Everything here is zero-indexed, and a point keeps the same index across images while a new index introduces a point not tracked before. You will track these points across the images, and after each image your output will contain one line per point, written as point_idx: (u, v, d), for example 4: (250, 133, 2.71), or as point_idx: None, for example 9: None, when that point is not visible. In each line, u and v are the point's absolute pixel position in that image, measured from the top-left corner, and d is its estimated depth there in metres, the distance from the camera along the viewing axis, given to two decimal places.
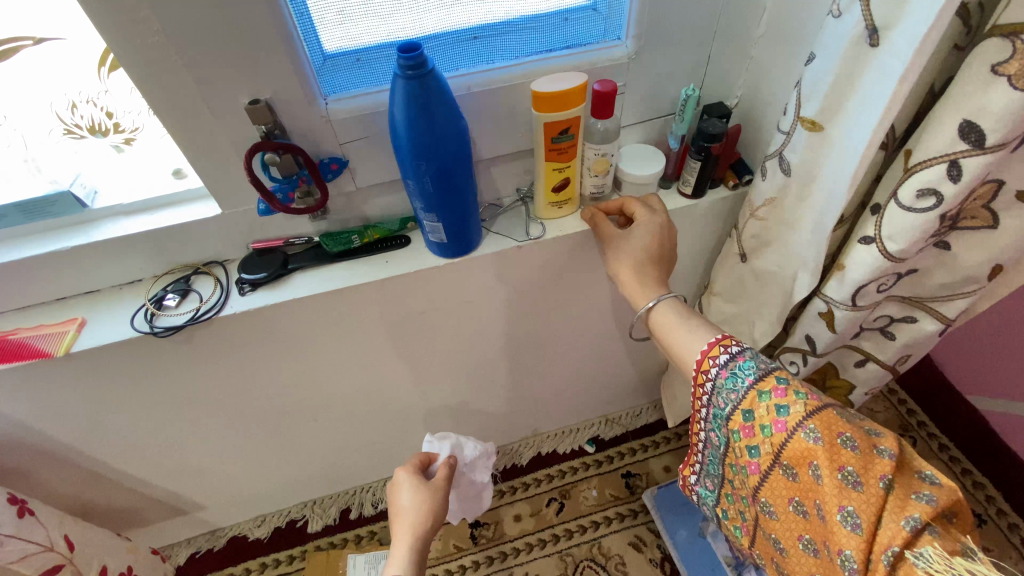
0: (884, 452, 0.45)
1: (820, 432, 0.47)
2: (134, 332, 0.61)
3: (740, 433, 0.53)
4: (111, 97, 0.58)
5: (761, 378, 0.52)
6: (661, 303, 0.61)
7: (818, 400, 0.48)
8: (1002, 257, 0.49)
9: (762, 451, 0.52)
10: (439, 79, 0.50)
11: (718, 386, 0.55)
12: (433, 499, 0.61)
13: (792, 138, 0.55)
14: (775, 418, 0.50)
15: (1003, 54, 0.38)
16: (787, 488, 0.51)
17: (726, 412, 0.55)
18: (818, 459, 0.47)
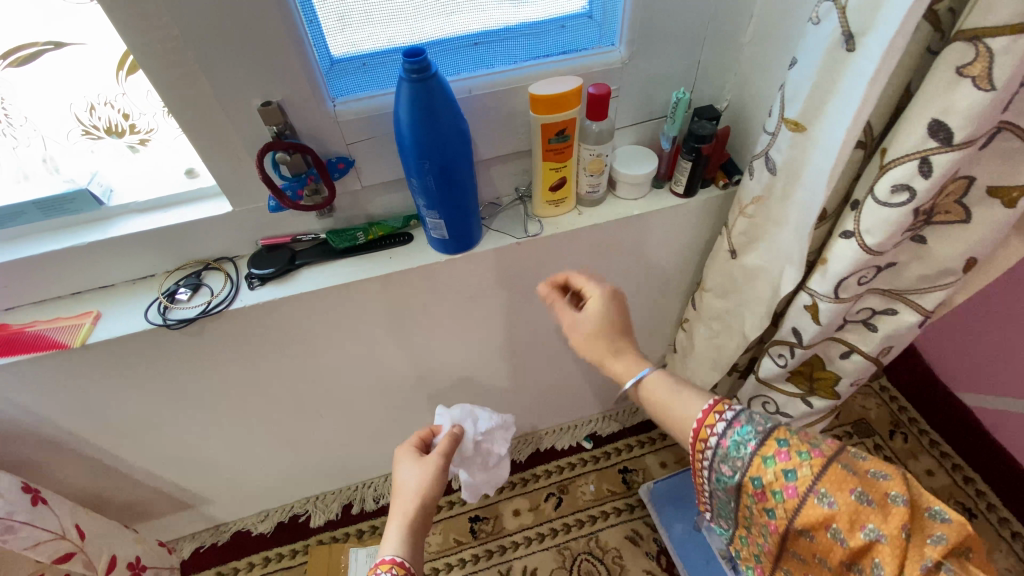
0: (897, 499, 0.44)
1: (834, 495, 0.45)
2: (148, 324, 0.63)
3: (752, 499, 0.49)
4: (128, 99, 0.61)
5: (763, 442, 0.49)
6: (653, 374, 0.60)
7: (823, 458, 0.46)
8: (975, 250, 0.52)
9: (775, 516, 0.48)
10: (441, 82, 0.53)
11: (721, 454, 0.51)
12: (428, 477, 0.63)
13: (777, 138, 0.58)
14: (786, 485, 0.47)
15: (966, 57, 0.40)
16: (805, 550, 0.48)
17: (732, 480, 0.51)
18: (838, 522, 0.44)
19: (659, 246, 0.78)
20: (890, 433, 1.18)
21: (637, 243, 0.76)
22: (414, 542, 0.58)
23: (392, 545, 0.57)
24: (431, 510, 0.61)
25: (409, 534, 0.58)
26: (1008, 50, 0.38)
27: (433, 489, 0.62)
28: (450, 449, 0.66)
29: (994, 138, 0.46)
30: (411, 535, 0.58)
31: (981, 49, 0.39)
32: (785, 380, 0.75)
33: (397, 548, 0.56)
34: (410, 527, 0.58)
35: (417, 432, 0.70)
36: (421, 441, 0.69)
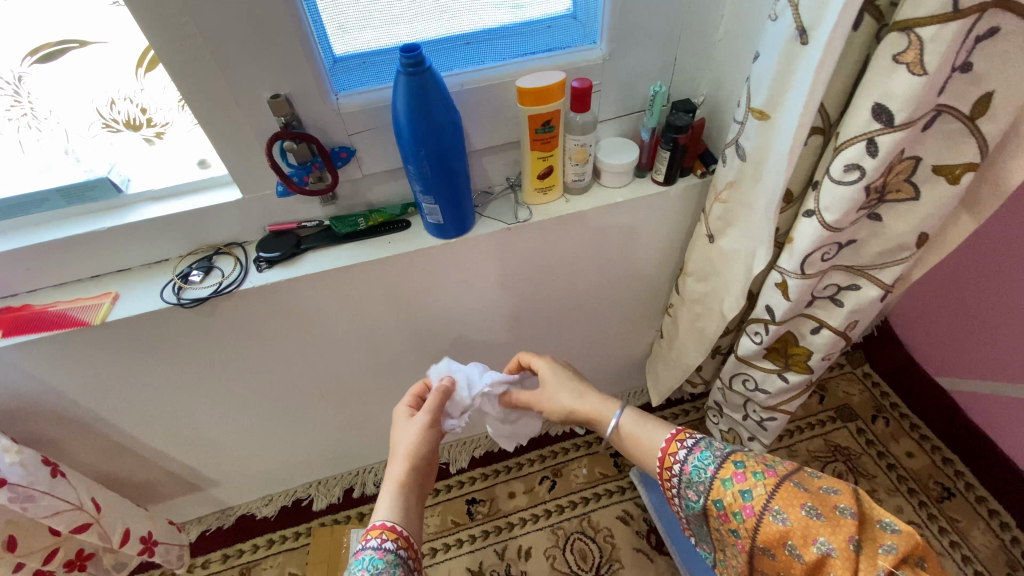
0: (845, 511, 0.47)
1: (786, 511, 0.49)
2: (164, 303, 0.68)
3: (719, 519, 0.55)
4: (146, 94, 0.66)
5: (720, 466, 0.56)
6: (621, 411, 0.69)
7: (774, 477, 0.52)
8: (925, 226, 0.57)
9: (741, 535, 0.53)
10: (435, 75, 0.58)
11: (686, 480, 0.58)
12: (416, 437, 0.67)
13: (745, 126, 0.63)
14: (742, 504, 0.52)
15: (900, 46, 0.45)
16: (772, 567, 0.52)
17: (700, 504, 0.57)
18: (793, 538, 0.48)
19: (643, 233, 0.83)
20: (872, 417, 1.22)
21: (622, 229, 0.81)
22: (405, 505, 0.62)
23: (384, 511, 0.60)
24: (422, 469, 0.66)
25: (399, 496, 0.62)
26: (935, 38, 0.43)
27: (420, 449, 0.66)
28: (437, 407, 0.70)
29: (935, 120, 0.50)
30: (401, 498, 0.62)
31: (914, 38, 0.44)
32: (763, 357, 0.80)
33: (388, 514, 0.60)
34: (399, 490, 0.62)
35: (411, 391, 0.75)
36: (416, 398, 0.74)
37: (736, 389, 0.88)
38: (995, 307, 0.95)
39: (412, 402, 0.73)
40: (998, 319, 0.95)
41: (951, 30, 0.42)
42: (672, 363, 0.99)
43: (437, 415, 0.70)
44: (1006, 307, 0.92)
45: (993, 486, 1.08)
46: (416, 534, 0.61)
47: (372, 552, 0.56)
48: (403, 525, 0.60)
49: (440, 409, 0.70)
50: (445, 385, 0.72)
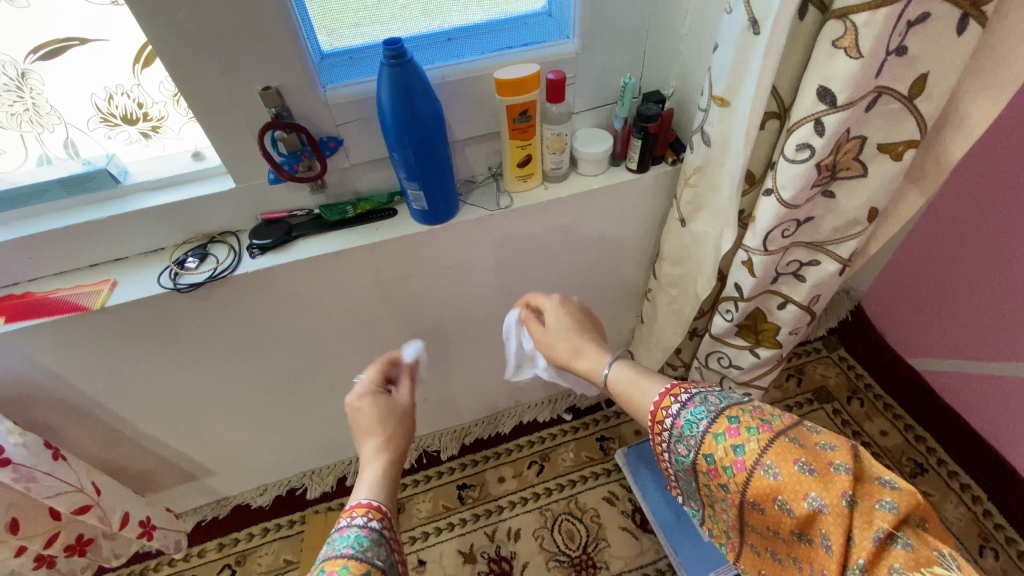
0: (840, 468, 0.46)
1: (778, 467, 0.48)
2: (161, 288, 0.71)
3: (709, 473, 0.54)
4: (142, 90, 0.69)
5: (714, 421, 0.54)
6: (615, 363, 0.69)
7: (769, 432, 0.50)
8: (875, 201, 0.62)
9: (731, 489, 0.53)
10: (416, 66, 0.62)
11: (677, 434, 0.57)
12: (393, 428, 0.68)
13: (709, 113, 0.67)
14: (732, 459, 0.51)
15: (838, 32, 0.50)
16: (762, 520, 0.52)
17: (690, 457, 0.56)
18: (783, 494, 0.48)
19: (620, 219, 0.87)
20: (847, 399, 1.27)
21: (600, 215, 0.85)
22: (384, 486, 0.61)
23: (366, 489, 0.59)
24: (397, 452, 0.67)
25: (382, 475, 0.62)
26: (868, 24, 0.47)
27: (396, 435, 0.67)
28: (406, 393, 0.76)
29: (877, 101, 0.54)
30: (382, 477, 0.62)
31: (849, 24, 0.49)
32: (735, 335, 0.84)
33: (370, 493, 0.59)
34: (383, 470, 0.62)
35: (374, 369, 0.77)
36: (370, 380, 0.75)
37: (713, 367, 0.92)
38: (959, 284, 1.00)
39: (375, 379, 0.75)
40: (962, 295, 1.00)
41: (881, 15, 0.47)
42: (652, 346, 1.03)
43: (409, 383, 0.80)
44: (968, 283, 0.98)
45: (964, 461, 1.12)
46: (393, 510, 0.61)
47: (357, 530, 0.54)
48: (383, 502, 0.59)
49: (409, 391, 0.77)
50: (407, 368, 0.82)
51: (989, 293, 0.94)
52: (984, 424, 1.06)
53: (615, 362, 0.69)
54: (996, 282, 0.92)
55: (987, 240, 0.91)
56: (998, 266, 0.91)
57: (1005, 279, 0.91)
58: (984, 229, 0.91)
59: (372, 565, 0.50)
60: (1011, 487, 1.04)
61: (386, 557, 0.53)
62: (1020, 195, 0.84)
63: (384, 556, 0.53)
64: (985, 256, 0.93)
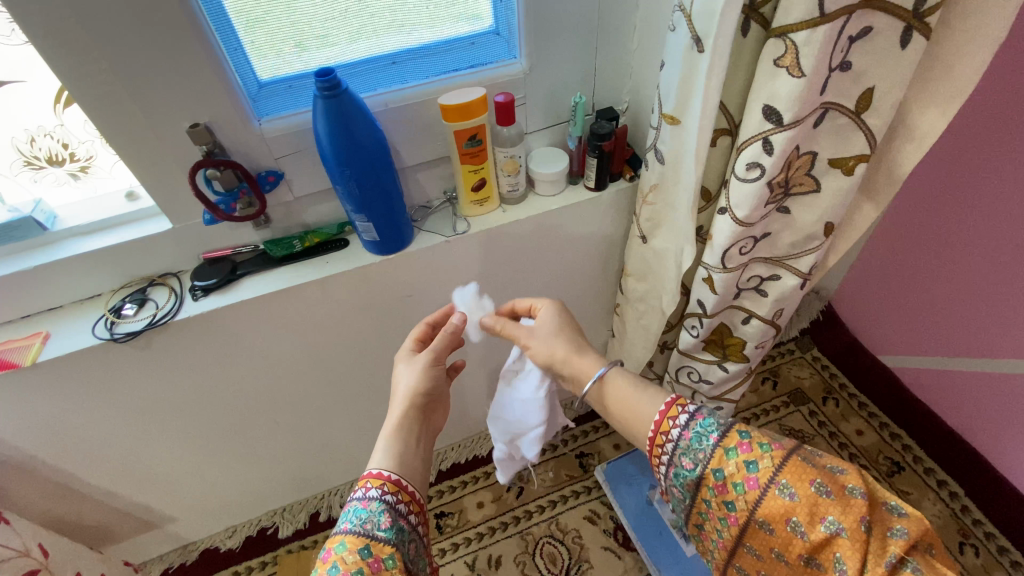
0: (854, 491, 0.47)
1: (794, 487, 0.48)
2: (96, 339, 0.67)
3: (713, 491, 0.53)
4: (66, 129, 0.64)
5: (725, 435, 0.53)
6: (610, 372, 0.65)
7: (782, 450, 0.50)
8: (830, 216, 0.61)
9: (737, 508, 0.52)
10: (353, 97, 0.59)
11: (684, 446, 0.55)
12: (414, 381, 0.67)
13: (661, 131, 0.65)
14: (746, 476, 0.50)
15: (779, 51, 0.48)
16: (764, 542, 0.51)
17: (695, 473, 0.54)
18: (798, 514, 0.48)
19: (582, 237, 0.85)
20: (822, 399, 1.27)
21: (560, 235, 0.83)
22: (399, 456, 0.60)
23: (378, 458, 0.59)
24: (419, 410, 0.66)
25: (393, 441, 0.61)
26: (808, 42, 0.46)
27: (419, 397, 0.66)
28: (441, 348, 0.69)
29: (825, 117, 0.53)
30: (396, 444, 0.61)
31: (789, 43, 0.47)
32: (702, 350, 0.83)
33: (381, 464, 0.58)
34: (393, 433, 0.62)
35: (414, 331, 0.72)
36: (418, 341, 0.72)
37: (683, 381, 0.91)
38: (931, 284, 0.99)
39: (416, 344, 0.72)
40: (935, 295, 0.99)
41: (821, 34, 0.45)
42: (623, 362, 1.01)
43: (440, 355, 0.69)
44: (939, 282, 0.97)
45: (938, 457, 1.13)
46: (420, 489, 0.60)
47: (356, 503, 0.54)
48: (402, 475, 0.58)
49: (443, 348, 0.69)
50: (452, 327, 0.70)
51: (955, 290, 0.95)
52: (956, 419, 1.06)
53: (610, 370, 0.65)
54: (961, 280, 0.93)
55: (953, 240, 0.92)
56: (962, 263, 0.92)
57: (976, 280, 0.90)
58: (953, 228, 0.91)
59: (368, 541, 0.50)
60: (985, 480, 1.04)
61: (388, 525, 0.53)
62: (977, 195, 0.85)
63: (386, 525, 0.52)
64: (955, 257, 0.93)
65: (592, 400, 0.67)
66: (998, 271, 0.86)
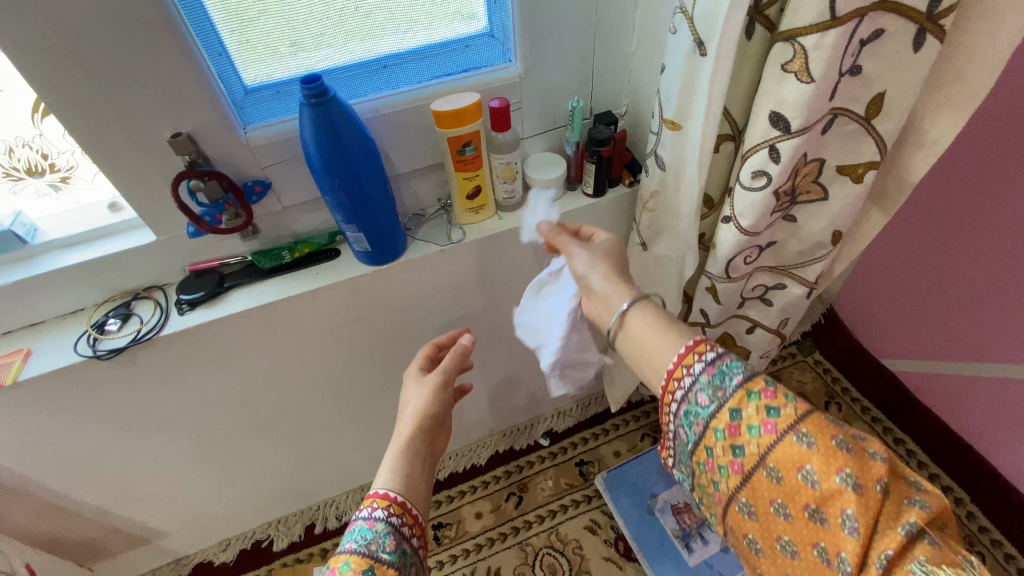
0: (877, 457, 0.42)
1: (814, 436, 0.43)
2: (77, 357, 0.65)
3: (722, 433, 0.47)
4: (45, 140, 0.62)
5: (750, 377, 0.47)
6: (636, 306, 0.58)
7: (808, 404, 0.45)
8: (838, 224, 0.58)
9: (745, 453, 0.46)
10: (341, 104, 0.57)
11: (704, 383, 0.49)
12: (424, 401, 0.65)
13: (661, 136, 0.63)
14: (765, 418, 0.45)
15: (787, 55, 0.46)
16: (765, 496, 0.45)
17: (707, 411, 0.48)
18: (813, 464, 0.42)
19: None
20: (825, 404, 1.25)
21: None
22: (407, 478, 0.58)
23: (386, 477, 0.57)
24: (428, 433, 0.63)
25: (400, 462, 0.59)
26: (817, 46, 0.44)
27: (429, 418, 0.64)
28: (452, 368, 0.67)
29: (833, 123, 0.52)
30: (403, 464, 0.59)
31: (798, 47, 0.45)
32: None
33: (388, 483, 0.56)
34: (402, 453, 0.60)
35: (421, 352, 0.71)
36: (426, 360, 0.71)
37: None
38: (937, 288, 0.97)
39: (424, 364, 0.70)
40: (941, 299, 0.97)
41: (831, 38, 0.43)
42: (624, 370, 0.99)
43: (449, 376, 0.67)
44: (946, 286, 0.95)
45: (943, 462, 1.11)
46: (423, 511, 0.58)
47: (362, 523, 0.52)
48: (407, 496, 0.56)
49: (455, 368, 0.67)
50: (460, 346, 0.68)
51: (960, 296, 0.93)
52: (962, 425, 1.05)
53: (635, 304, 0.58)
54: (967, 286, 0.91)
55: (959, 245, 0.90)
56: (968, 268, 0.90)
57: (982, 286, 0.89)
58: (958, 233, 0.89)
59: (372, 564, 0.48)
60: (992, 486, 1.03)
61: (393, 547, 0.51)
62: (984, 200, 0.83)
63: (391, 548, 0.51)
64: (960, 262, 0.91)
65: (613, 338, 0.60)
66: (1007, 275, 0.84)
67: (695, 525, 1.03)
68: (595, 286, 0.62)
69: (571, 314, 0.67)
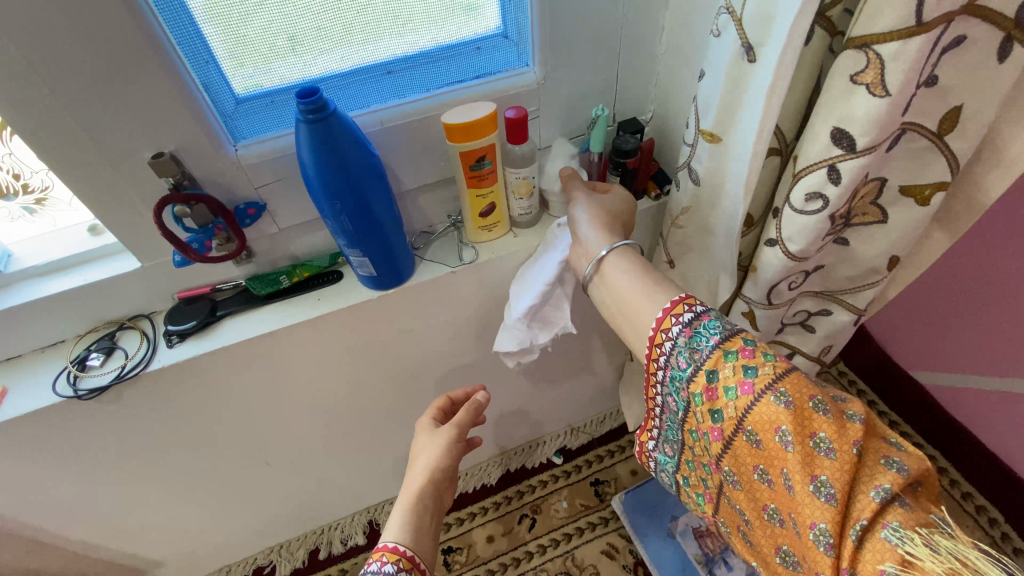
0: (853, 417, 0.41)
1: (791, 395, 0.42)
2: (57, 397, 0.59)
3: (702, 397, 0.47)
4: (16, 158, 0.55)
5: (727, 338, 0.47)
6: (613, 255, 0.56)
7: (787, 362, 0.43)
8: (896, 249, 0.53)
9: (725, 416, 0.45)
10: (343, 120, 0.51)
11: (682, 345, 0.49)
12: (436, 454, 0.60)
13: (696, 149, 0.56)
14: (741, 379, 0.44)
15: (858, 65, 0.40)
16: (747, 460, 0.45)
17: (688, 373, 0.49)
18: (788, 425, 0.41)
19: None
20: None
21: None
22: (419, 531, 0.53)
23: (395, 529, 0.53)
24: (441, 487, 0.58)
25: (411, 516, 0.54)
26: (897, 56, 0.38)
27: (443, 471, 0.59)
28: (465, 422, 0.62)
29: (900, 139, 0.45)
30: (413, 517, 0.54)
31: (872, 56, 0.39)
32: None
33: (397, 535, 0.52)
34: (413, 506, 0.55)
35: (434, 404, 0.68)
36: (440, 413, 0.67)
37: None
38: (967, 300, 0.90)
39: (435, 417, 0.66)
40: (970, 311, 0.90)
41: (914, 46, 0.37)
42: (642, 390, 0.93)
43: (464, 429, 0.62)
44: (977, 299, 0.88)
45: (980, 482, 1.01)
46: (430, 565, 0.53)
47: None
48: (416, 549, 0.52)
49: (468, 423, 0.63)
50: (476, 402, 0.65)
51: (998, 323, 0.87)
52: (998, 443, 0.96)
53: (613, 252, 0.56)
54: (1004, 313, 0.85)
55: (997, 271, 0.83)
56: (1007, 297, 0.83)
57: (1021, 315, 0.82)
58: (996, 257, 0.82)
59: None
60: None
61: None
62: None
63: None
64: (999, 289, 0.84)
65: (586, 282, 0.59)
66: None
67: (719, 550, 0.97)
68: (578, 234, 0.59)
69: (555, 270, 0.64)
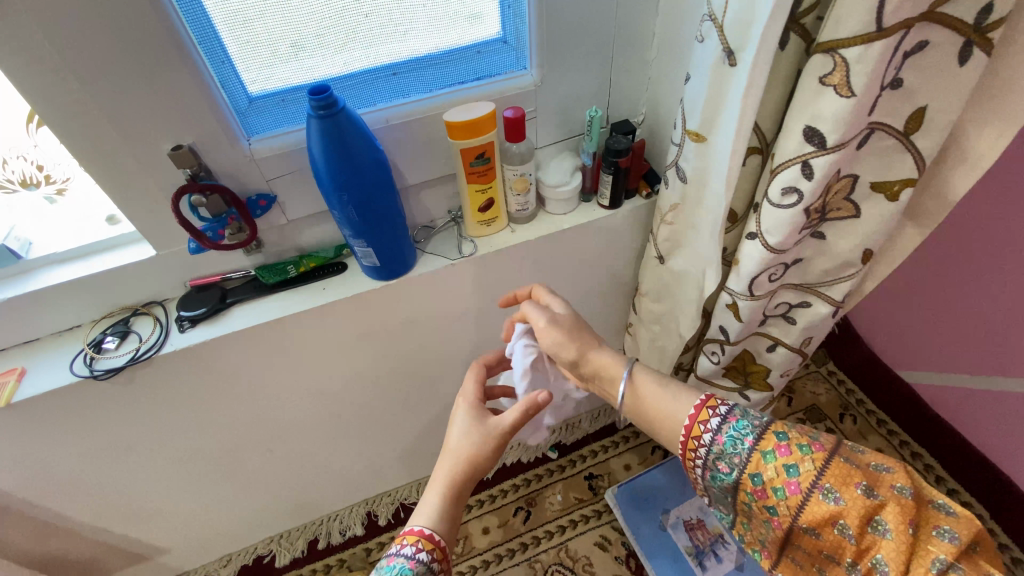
0: (903, 492, 0.43)
1: (838, 490, 0.44)
2: (73, 377, 0.62)
3: (753, 496, 0.49)
4: (41, 150, 0.61)
5: (761, 437, 0.48)
6: (637, 373, 0.58)
7: (823, 451, 0.46)
8: (870, 242, 0.56)
9: (779, 512, 0.47)
10: (350, 116, 0.54)
11: (718, 451, 0.50)
12: (483, 445, 0.59)
13: (683, 148, 0.60)
14: (786, 481, 0.46)
15: (826, 68, 0.44)
16: (811, 546, 0.47)
17: (733, 478, 0.49)
18: (845, 518, 0.44)
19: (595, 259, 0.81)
20: (840, 416, 1.19)
21: (572, 255, 0.78)
22: (450, 518, 0.56)
23: (427, 517, 0.55)
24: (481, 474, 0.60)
25: (448, 505, 0.56)
26: (861, 59, 0.42)
27: (488, 463, 0.59)
28: (520, 417, 0.59)
29: (870, 137, 0.49)
30: (448, 505, 0.57)
31: (839, 59, 0.43)
32: (724, 376, 0.82)
33: (430, 522, 0.55)
34: (449, 494, 0.57)
35: (478, 375, 0.67)
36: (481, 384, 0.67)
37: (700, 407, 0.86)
38: (959, 299, 0.91)
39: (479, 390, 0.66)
40: (961, 310, 0.92)
41: (876, 50, 0.41)
42: None
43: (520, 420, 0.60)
44: (970, 297, 0.89)
45: (965, 479, 1.03)
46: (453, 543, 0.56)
47: (403, 562, 0.51)
48: (446, 538, 0.55)
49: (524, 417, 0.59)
50: (538, 400, 0.58)
51: (977, 322, 0.90)
52: (982, 441, 0.98)
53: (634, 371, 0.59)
54: (988, 311, 0.87)
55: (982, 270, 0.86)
56: (993, 296, 0.86)
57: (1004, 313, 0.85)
58: (980, 258, 0.85)
59: None
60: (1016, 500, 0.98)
61: None
62: (1010, 225, 0.79)
63: None
64: (983, 287, 0.87)
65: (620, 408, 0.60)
66: None
67: (709, 543, 1.01)
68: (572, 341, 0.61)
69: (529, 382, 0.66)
